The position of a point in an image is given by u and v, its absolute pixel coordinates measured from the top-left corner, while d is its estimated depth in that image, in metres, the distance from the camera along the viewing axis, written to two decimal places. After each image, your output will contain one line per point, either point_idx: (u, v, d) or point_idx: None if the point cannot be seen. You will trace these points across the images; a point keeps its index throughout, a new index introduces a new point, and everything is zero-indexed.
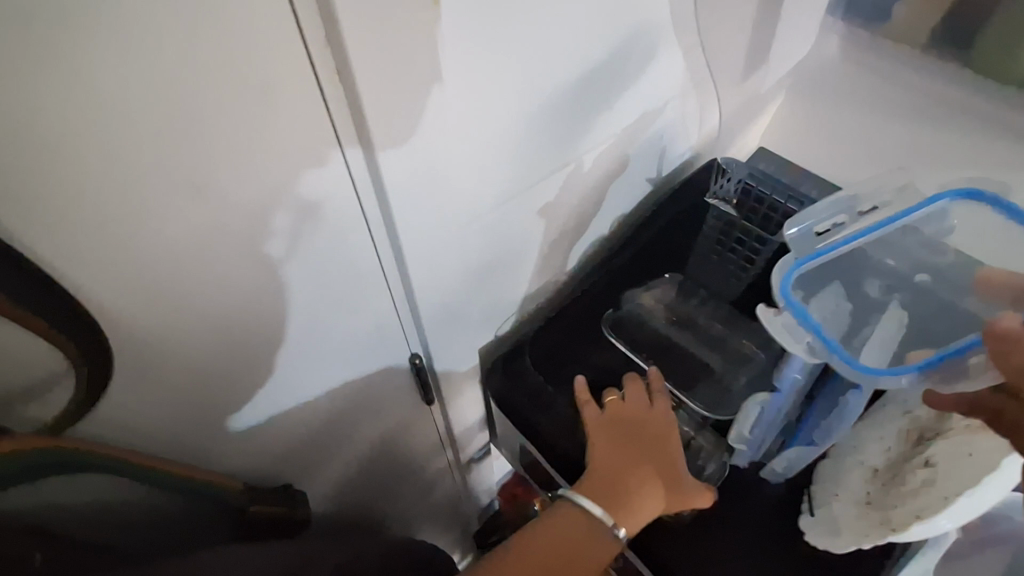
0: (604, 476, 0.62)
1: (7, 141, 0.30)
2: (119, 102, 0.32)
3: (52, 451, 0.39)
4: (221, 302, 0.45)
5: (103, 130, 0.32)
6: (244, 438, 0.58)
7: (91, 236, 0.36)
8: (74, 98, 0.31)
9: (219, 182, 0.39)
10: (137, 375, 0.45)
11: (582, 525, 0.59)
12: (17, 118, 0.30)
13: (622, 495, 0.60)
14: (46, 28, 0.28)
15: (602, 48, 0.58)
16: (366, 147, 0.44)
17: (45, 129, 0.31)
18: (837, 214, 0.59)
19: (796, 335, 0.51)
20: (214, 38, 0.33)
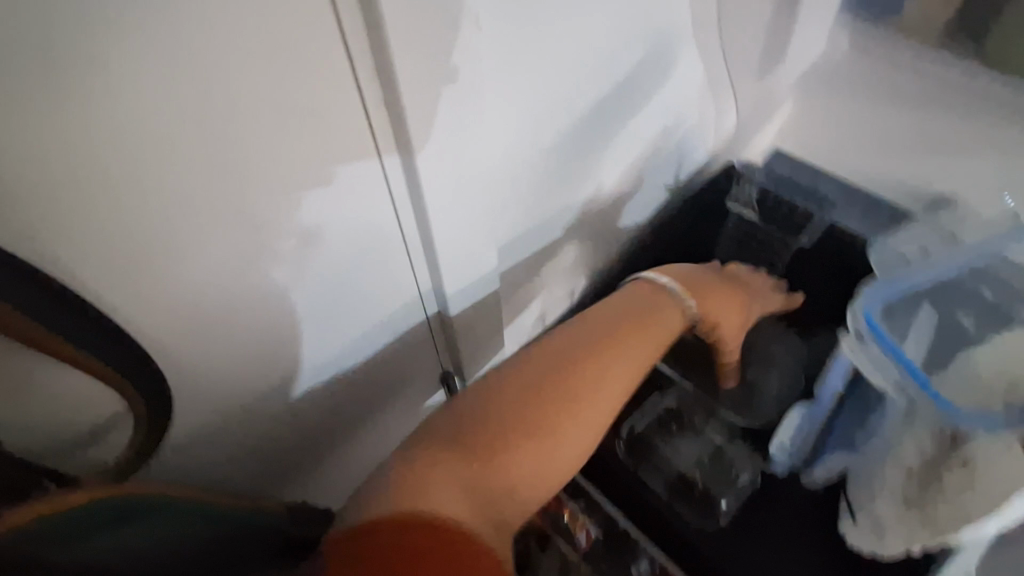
0: (644, 291, 0.63)
1: (71, 181, 0.30)
2: (167, 140, 0.32)
3: (119, 499, 0.35)
4: (265, 324, 0.46)
5: (159, 159, 0.32)
6: (284, 453, 0.58)
7: (148, 270, 0.36)
8: (131, 130, 0.30)
9: (264, 209, 0.39)
10: (187, 399, 0.45)
11: (585, 355, 0.56)
12: (82, 158, 0.30)
13: (634, 338, 0.58)
14: (103, 68, 0.28)
15: (622, 58, 0.59)
16: (408, 166, 0.44)
17: (104, 165, 0.31)
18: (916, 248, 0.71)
19: (885, 371, 0.57)
20: (264, 64, 0.33)
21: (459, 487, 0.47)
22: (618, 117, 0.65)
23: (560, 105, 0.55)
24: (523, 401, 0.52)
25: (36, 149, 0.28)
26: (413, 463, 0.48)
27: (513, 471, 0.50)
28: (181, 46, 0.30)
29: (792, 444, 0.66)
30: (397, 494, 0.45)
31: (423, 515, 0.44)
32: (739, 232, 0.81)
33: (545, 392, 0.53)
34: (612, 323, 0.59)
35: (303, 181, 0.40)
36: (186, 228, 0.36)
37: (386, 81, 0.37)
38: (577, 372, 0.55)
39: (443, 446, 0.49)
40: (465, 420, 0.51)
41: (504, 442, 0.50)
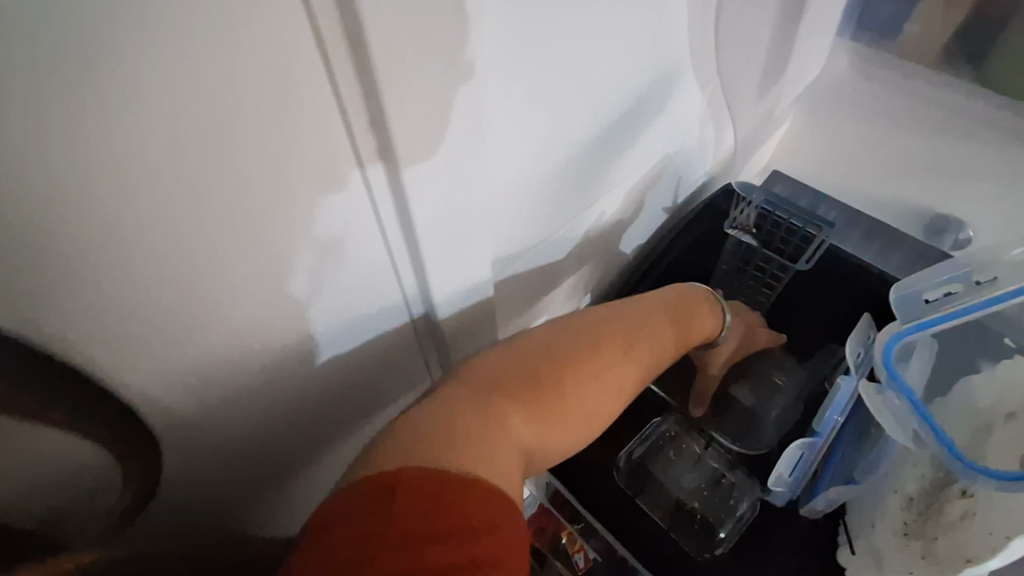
0: (674, 296, 0.63)
1: (70, 222, 0.29)
2: (170, 207, 0.31)
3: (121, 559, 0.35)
4: (259, 374, 0.45)
5: (165, 202, 0.31)
6: (281, 496, 0.57)
7: (139, 326, 0.35)
8: (138, 172, 0.29)
9: (261, 263, 0.38)
10: (180, 454, 0.44)
11: (616, 334, 0.54)
12: (85, 203, 0.28)
13: (658, 333, 0.57)
14: (112, 115, 0.26)
15: (621, 92, 0.59)
16: (406, 218, 0.43)
17: (105, 208, 0.29)
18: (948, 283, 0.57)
19: (903, 423, 0.54)
20: (274, 112, 0.32)
21: (484, 438, 0.44)
22: (619, 148, 0.65)
23: (561, 137, 0.55)
24: (556, 366, 0.50)
25: (29, 226, 0.28)
26: (443, 410, 0.45)
27: (533, 430, 0.47)
28: (180, 118, 0.29)
29: (792, 477, 0.63)
30: (422, 443, 0.42)
31: (456, 464, 0.41)
32: (739, 256, 0.81)
33: (580, 360, 0.51)
34: (641, 314, 0.58)
35: (307, 239, 0.39)
36: (187, 291, 0.36)
37: (385, 138, 0.37)
38: (609, 350, 0.53)
39: (472, 396, 0.46)
40: (497, 375, 0.48)
41: (531, 404, 0.47)
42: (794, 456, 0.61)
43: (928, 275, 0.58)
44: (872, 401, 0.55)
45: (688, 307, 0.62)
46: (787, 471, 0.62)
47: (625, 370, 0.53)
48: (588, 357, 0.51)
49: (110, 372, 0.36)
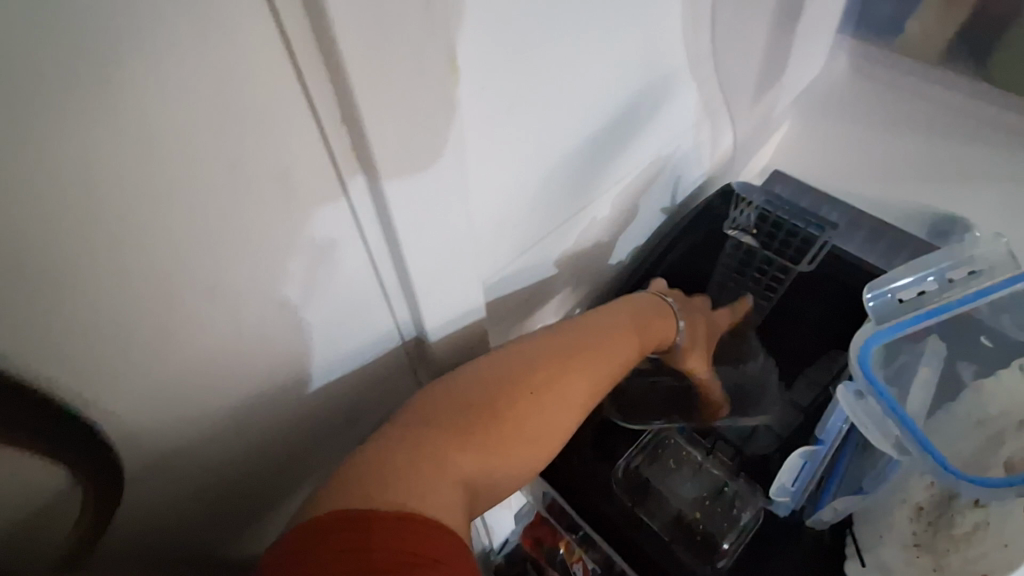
0: (626, 308, 0.59)
1: (45, 206, 0.27)
2: (124, 210, 0.30)
3: None
4: (233, 392, 0.42)
5: (147, 191, 0.30)
6: (257, 519, 0.54)
7: (106, 333, 0.33)
8: (122, 152, 0.28)
9: (236, 273, 0.36)
10: (148, 476, 0.42)
11: (569, 355, 0.52)
12: (63, 184, 0.27)
13: (618, 351, 0.54)
14: (92, 91, 0.25)
15: (615, 93, 0.57)
16: (386, 227, 0.41)
17: (84, 192, 0.28)
18: (925, 280, 0.57)
19: (882, 428, 0.52)
20: (261, 103, 0.31)
21: (424, 477, 0.43)
22: (613, 151, 0.63)
23: (553, 137, 0.53)
24: (501, 396, 0.48)
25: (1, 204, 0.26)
26: (388, 447, 0.44)
27: (478, 464, 0.46)
28: (128, 114, 0.27)
29: (794, 487, 0.60)
30: (357, 481, 0.42)
31: (395, 505, 0.41)
32: (738, 257, 0.79)
33: (527, 388, 0.49)
34: (594, 330, 0.55)
35: (280, 249, 0.37)
36: (150, 303, 0.34)
37: (361, 141, 0.35)
38: (561, 372, 0.50)
39: (415, 434, 0.45)
40: (439, 412, 0.47)
41: (476, 437, 0.46)
42: (795, 465, 0.58)
43: (901, 273, 0.57)
44: (851, 409, 0.54)
45: (653, 317, 0.60)
46: (788, 480, 0.60)
47: (580, 391, 0.51)
48: (536, 383, 0.49)
49: (73, 390, 0.34)
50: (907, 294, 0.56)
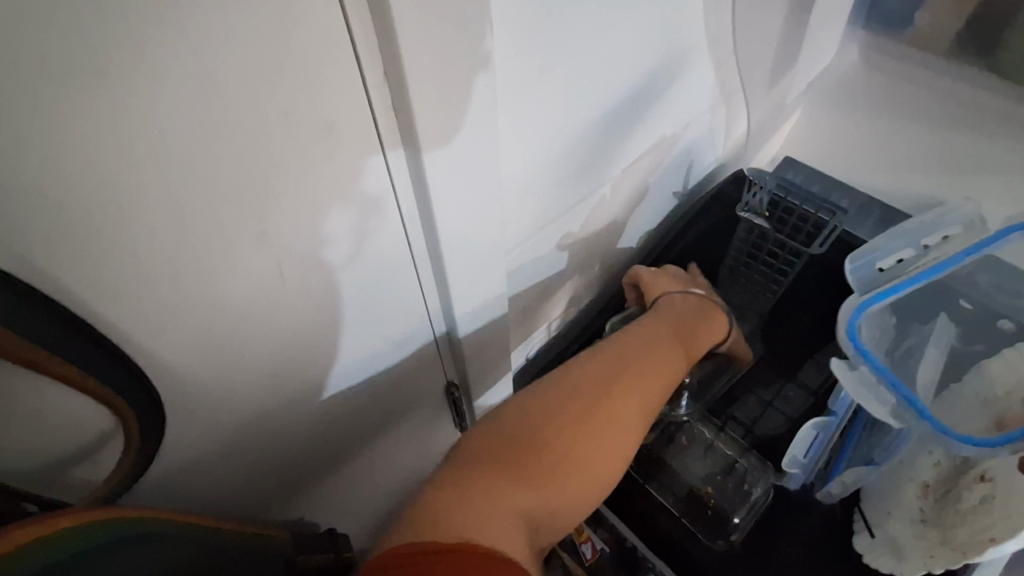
0: (650, 335, 0.61)
1: (95, 157, 0.27)
2: (179, 152, 0.30)
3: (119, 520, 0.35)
4: (266, 345, 0.43)
5: (192, 144, 0.30)
6: (284, 478, 0.56)
7: (150, 279, 0.33)
8: (171, 105, 0.28)
9: (275, 225, 0.37)
10: (182, 427, 0.43)
11: (603, 379, 0.55)
12: (112, 134, 0.27)
13: (650, 371, 0.57)
14: (148, 39, 0.25)
15: (635, 69, 0.58)
16: (420, 186, 0.42)
17: (132, 143, 0.28)
18: (902, 249, 0.61)
19: (880, 397, 0.52)
20: (305, 57, 0.31)
21: (476, 515, 0.42)
22: (629, 127, 0.63)
23: (575, 110, 0.54)
24: (544, 423, 0.50)
25: (54, 151, 0.26)
26: (439, 484, 0.45)
27: (537, 500, 0.46)
28: (178, 66, 0.27)
29: (805, 459, 0.62)
30: (408, 524, 0.41)
31: (447, 540, 0.39)
32: (750, 241, 0.79)
33: (568, 413, 0.51)
34: (625, 361, 0.57)
35: (321, 203, 0.38)
36: (192, 249, 0.34)
37: (402, 95, 0.35)
38: (600, 396, 0.53)
39: (466, 469, 0.46)
40: (484, 442, 0.48)
41: (533, 472, 0.47)
42: (807, 437, 0.60)
43: (881, 245, 0.61)
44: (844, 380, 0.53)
45: (676, 334, 0.63)
46: (800, 452, 0.61)
47: (623, 412, 0.53)
48: (577, 408, 0.52)
49: (120, 332, 0.34)
50: (886, 263, 0.61)
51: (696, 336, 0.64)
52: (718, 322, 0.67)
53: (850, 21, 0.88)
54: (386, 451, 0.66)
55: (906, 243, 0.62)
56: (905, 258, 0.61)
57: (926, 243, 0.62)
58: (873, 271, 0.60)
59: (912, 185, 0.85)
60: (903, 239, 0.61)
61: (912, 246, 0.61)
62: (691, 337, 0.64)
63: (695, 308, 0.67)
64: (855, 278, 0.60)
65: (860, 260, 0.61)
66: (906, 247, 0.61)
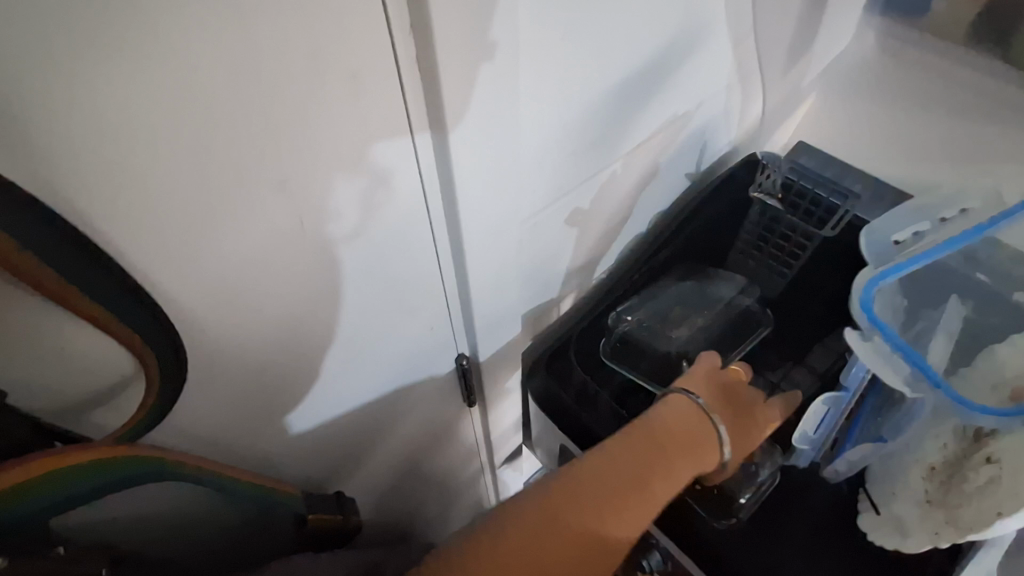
0: (659, 437, 0.57)
1: (133, 90, 0.29)
2: (189, 84, 0.30)
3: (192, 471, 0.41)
4: (287, 301, 0.44)
5: (222, 83, 0.31)
6: (300, 440, 0.56)
7: (177, 227, 0.34)
8: (206, 41, 0.29)
9: (301, 176, 0.38)
10: (202, 377, 0.43)
11: (651, 456, 0.55)
12: (150, 67, 0.28)
13: (694, 450, 0.57)
14: None
15: (655, 40, 0.58)
16: (437, 133, 0.43)
17: (167, 78, 0.29)
18: (918, 223, 0.62)
19: (896, 367, 0.52)
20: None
21: None
22: (644, 102, 0.63)
23: (598, 79, 0.54)
24: (593, 506, 0.52)
25: (96, 81, 0.27)
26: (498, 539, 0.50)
27: None
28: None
29: (816, 435, 0.63)
30: None
31: None
32: (762, 224, 0.81)
33: (616, 499, 0.52)
34: (617, 482, 0.53)
35: (344, 155, 0.39)
36: (202, 193, 0.34)
37: (427, 46, 0.37)
38: (636, 485, 0.53)
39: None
40: (538, 510, 0.51)
41: None
42: (818, 411, 0.60)
43: (894, 220, 0.62)
44: (861, 352, 0.54)
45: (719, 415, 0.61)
46: (811, 428, 0.62)
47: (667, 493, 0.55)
48: (627, 492, 0.53)
49: (145, 275, 0.35)
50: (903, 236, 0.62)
51: (736, 422, 0.62)
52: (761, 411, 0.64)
53: (867, 8, 0.88)
54: (397, 420, 0.67)
55: (923, 217, 0.62)
56: (923, 231, 0.61)
57: (944, 216, 0.61)
58: (888, 245, 0.61)
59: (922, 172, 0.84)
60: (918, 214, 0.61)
61: (929, 220, 0.61)
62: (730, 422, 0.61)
63: (736, 390, 0.65)
64: (869, 252, 0.61)
65: (874, 235, 0.62)
66: (923, 220, 0.61)
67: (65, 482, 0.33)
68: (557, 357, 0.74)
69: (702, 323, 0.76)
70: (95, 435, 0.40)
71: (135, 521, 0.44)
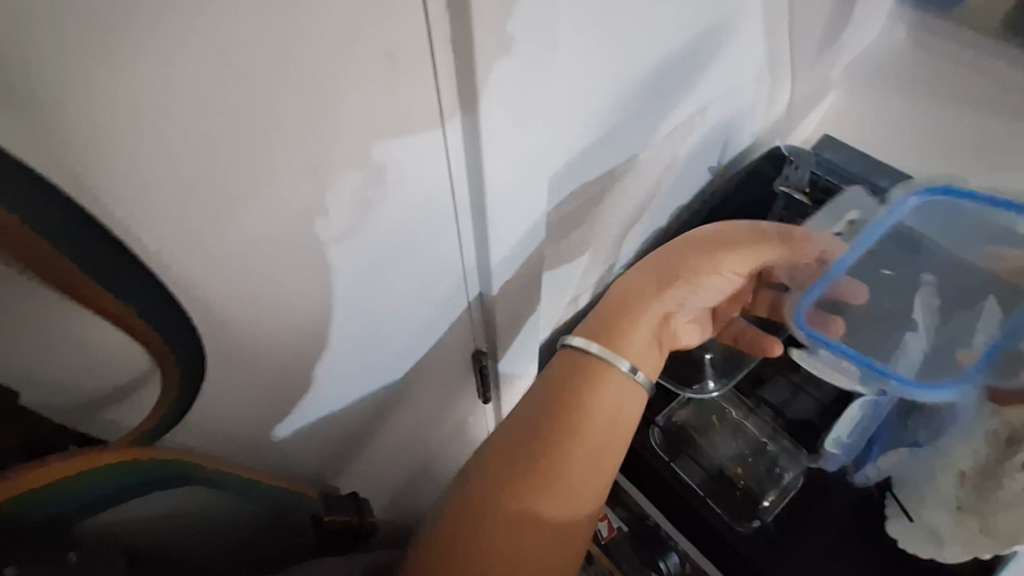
0: (596, 324, 0.56)
1: (167, 71, 0.26)
2: (224, 69, 0.28)
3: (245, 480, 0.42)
4: (307, 294, 0.42)
5: (261, 64, 0.29)
6: (314, 435, 0.54)
7: (201, 214, 0.32)
8: (250, 21, 0.27)
9: (330, 163, 0.36)
10: (219, 371, 0.42)
11: (573, 392, 0.52)
12: (186, 46, 0.26)
13: (650, 307, 0.55)
14: None
15: (690, 24, 0.56)
16: (469, 120, 0.40)
17: (205, 60, 0.27)
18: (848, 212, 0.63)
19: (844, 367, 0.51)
20: None
21: None
22: (674, 92, 0.61)
23: (631, 64, 0.52)
24: (514, 476, 0.49)
25: (128, 58, 0.25)
26: (468, 495, 0.50)
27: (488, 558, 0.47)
28: None
29: (850, 439, 0.64)
30: None
31: None
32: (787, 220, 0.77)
33: (530, 456, 0.50)
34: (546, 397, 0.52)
35: (375, 140, 0.37)
36: (227, 179, 0.32)
37: (465, 26, 0.35)
38: (565, 396, 0.52)
39: None
40: (490, 468, 0.50)
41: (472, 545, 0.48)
42: (854, 416, 0.63)
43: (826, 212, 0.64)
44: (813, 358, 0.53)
45: (678, 272, 0.55)
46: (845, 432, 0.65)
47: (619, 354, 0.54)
48: (536, 447, 0.50)
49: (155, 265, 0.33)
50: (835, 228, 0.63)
51: (710, 272, 0.55)
52: (746, 248, 0.55)
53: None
54: (412, 416, 0.65)
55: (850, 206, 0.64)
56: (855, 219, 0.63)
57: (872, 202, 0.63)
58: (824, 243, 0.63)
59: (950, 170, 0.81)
60: (844, 206, 0.64)
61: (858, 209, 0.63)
62: (699, 273, 0.55)
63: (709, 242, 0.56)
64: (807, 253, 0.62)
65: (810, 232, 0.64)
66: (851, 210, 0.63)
67: (156, 467, 0.35)
68: None
69: None
70: (110, 431, 0.38)
71: (147, 519, 0.42)
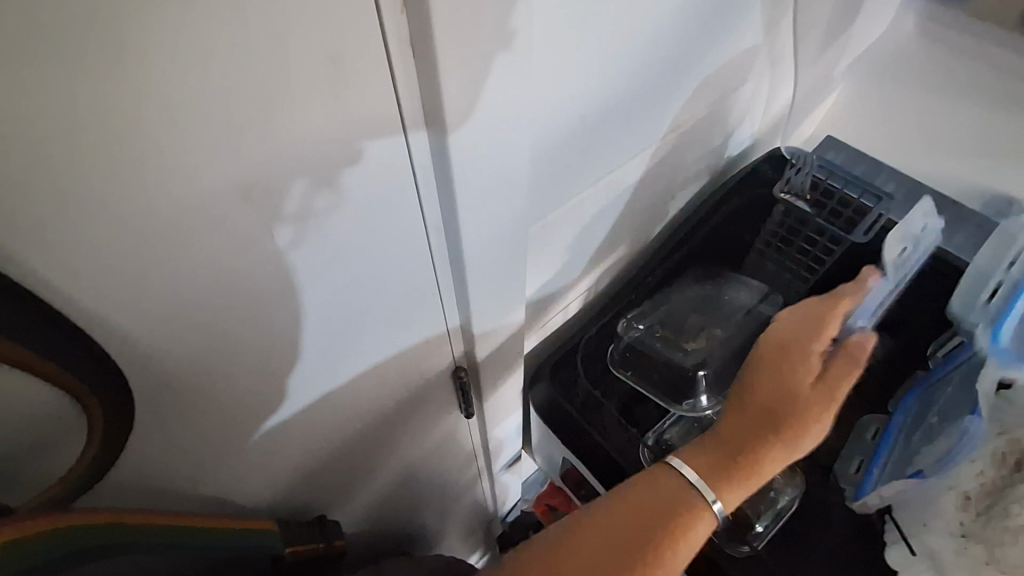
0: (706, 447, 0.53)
1: (84, 101, 0.23)
2: (153, 98, 0.25)
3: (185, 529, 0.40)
4: (257, 321, 0.38)
5: (197, 89, 0.26)
6: (277, 461, 0.51)
7: (127, 246, 0.29)
8: (179, 45, 0.24)
9: (279, 184, 0.32)
10: (154, 405, 0.38)
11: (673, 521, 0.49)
12: (103, 72, 0.23)
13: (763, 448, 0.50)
14: None
15: (685, 22, 0.52)
16: (435, 130, 0.37)
17: (130, 89, 0.24)
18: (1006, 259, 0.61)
19: None
20: None
21: None
22: (666, 92, 0.57)
23: (620, 65, 0.48)
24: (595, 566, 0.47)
25: (33, 90, 0.22)
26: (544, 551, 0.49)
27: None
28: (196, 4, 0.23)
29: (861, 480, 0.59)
30: None
31: None
32: (785, 225, 0.75)
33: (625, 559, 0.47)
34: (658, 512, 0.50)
35: (328, 156, 0.33)
36: (162, 209, 0.29)
37: (422, 28, 0.30)
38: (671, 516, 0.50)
39: None
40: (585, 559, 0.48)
41: None
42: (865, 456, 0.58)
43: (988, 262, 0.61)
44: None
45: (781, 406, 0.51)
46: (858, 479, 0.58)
47: (740, 495, 0.51)
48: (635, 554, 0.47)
49: (63, 295, 0.29)
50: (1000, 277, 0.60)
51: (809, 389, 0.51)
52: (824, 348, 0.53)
53: None
54: (388, 435, 0.62)
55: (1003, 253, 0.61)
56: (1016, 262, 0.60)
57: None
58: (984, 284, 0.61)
59: (959, 170, 0.77)
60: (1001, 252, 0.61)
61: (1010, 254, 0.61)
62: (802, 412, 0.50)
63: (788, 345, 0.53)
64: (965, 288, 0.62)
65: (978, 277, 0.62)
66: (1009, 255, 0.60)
67: (70, 535, 0.32)
68: (563, 363, 0.70)
69: (722, 335, 0.70)
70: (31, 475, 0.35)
71: None
